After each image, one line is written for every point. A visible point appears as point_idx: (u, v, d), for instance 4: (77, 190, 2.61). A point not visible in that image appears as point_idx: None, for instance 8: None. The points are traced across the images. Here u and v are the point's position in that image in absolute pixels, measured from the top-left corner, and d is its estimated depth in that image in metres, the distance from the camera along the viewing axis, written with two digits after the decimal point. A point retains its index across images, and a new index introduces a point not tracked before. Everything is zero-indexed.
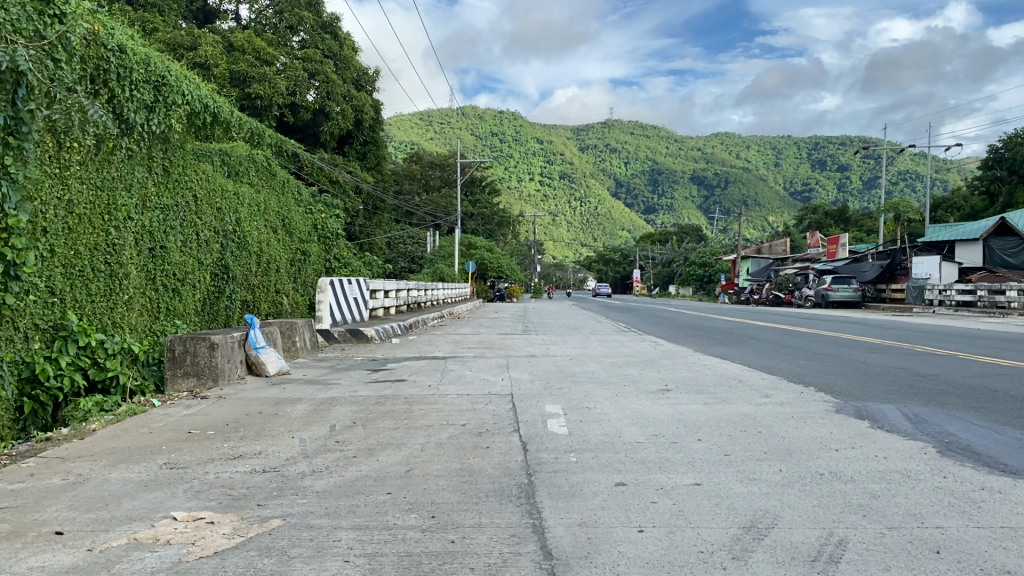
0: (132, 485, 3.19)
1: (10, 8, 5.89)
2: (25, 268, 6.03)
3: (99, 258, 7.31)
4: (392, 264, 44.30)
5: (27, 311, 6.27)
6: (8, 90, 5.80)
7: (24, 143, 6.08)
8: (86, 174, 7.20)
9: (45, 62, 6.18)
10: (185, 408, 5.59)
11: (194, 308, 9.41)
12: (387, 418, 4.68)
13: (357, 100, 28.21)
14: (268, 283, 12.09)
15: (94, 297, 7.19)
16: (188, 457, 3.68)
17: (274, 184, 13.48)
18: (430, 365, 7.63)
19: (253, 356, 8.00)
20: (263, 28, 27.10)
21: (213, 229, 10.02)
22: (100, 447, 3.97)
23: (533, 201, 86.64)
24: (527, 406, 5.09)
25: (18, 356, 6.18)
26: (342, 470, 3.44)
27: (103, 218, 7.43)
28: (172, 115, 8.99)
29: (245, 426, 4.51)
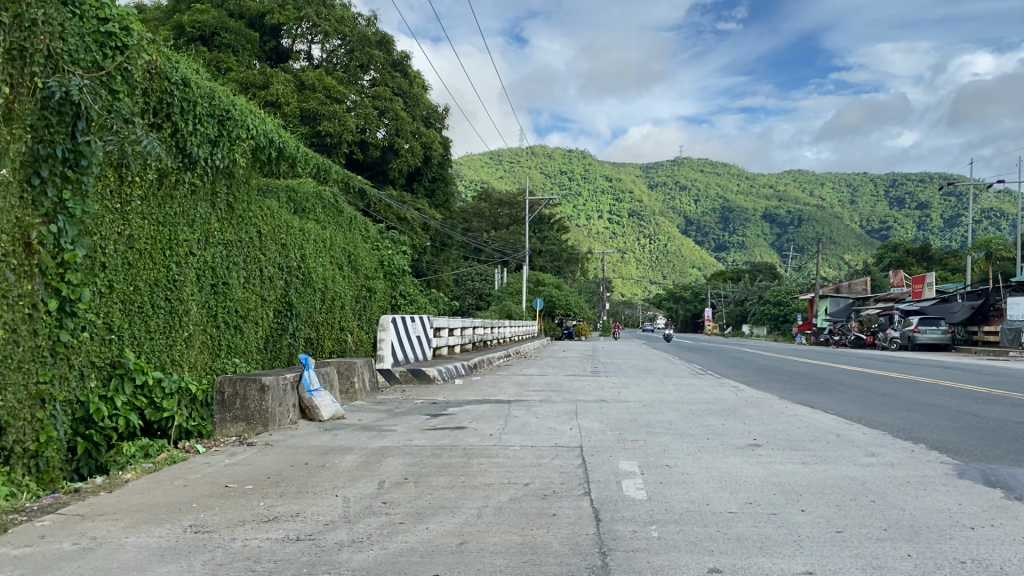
0: (146, 555, 2.81)
1: (68, 39, 5.76)
2: (78, 304, 5.90)
3: (159, 294, 7.13)
4: (459, 301, 44.24)
5: (84, 349, 6.08)
6: (68, 123, 5.76)
7: (84, 177, 5.92)
8: (148, 209, 7.02)
9: (101, 94, 6.02)
10: (230, 455, 5.27)
11: (256, 346, 9.21)
12: (441, 474, 4.25)
13: (426, 137, 28.35)
14: (332, 320, 11.88)
15: (152, 334, 6.99)
16: (218, 518, 3.30)
17: (339, 221, 13.32)
18: (495, 410, 7.18)
19: (307, 399, 7.66)
20: (334, 67, 27.40)
21: (277, 265, 9.86)
22: (127, 503, 3.64)
23: (602, 239, 86.04)
24: (598, 462, 4.59)
25: (73, 395, 5.99)
26: (386, 541, 3.00)
27: (164, 254, 7.26)
28: (239, 147, 8.86)
29: (288, 480, 4.14)
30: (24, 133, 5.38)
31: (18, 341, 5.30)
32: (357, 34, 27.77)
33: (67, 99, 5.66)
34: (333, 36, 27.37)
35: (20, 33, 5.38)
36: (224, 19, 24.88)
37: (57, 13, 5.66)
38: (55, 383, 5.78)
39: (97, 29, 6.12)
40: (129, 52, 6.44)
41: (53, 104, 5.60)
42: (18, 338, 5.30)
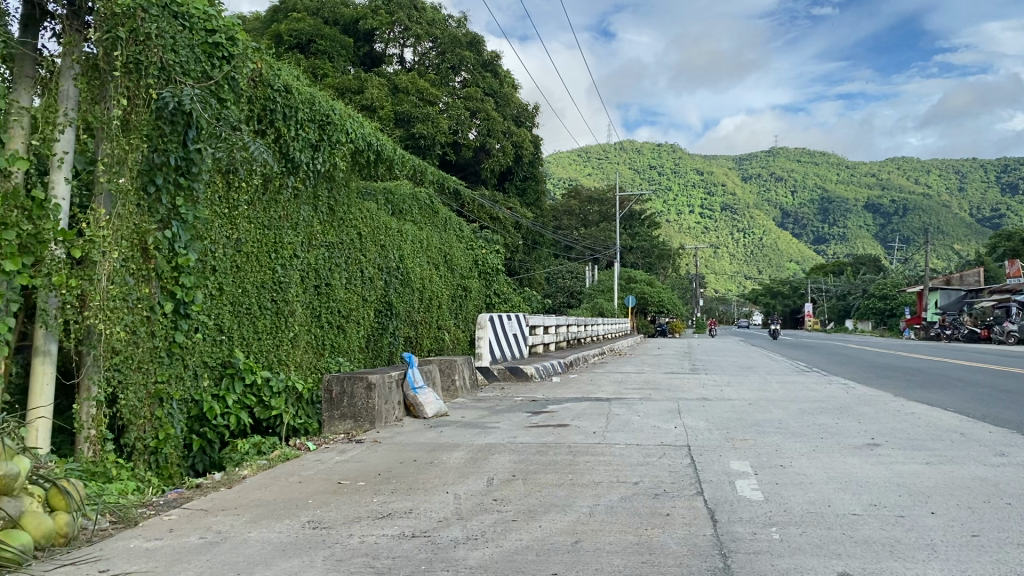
0: (270, 549, 2.88)
1: (179, 50, 5.95)
2: (192, 305, 6.16)
3: (266, 295, 7.35)
4: (552, 299, 44.24)
5: (197, 349, 6.32)
6: (179, 132, 5.97)
7: (194, 184, 6.17)
8: (254, 214, 7.23)
9: (210, 103, 6.20)
10: (340, 452, 5.38)
11: (358, 344, 9.42)
12: (549, 471, 4.22)
13: (517, 136, 28.46)
14: (429, 319, 12.04)
15: (260, 335, 7.23)
16: (334, 514, 3.36)
17: (435, 221, 13.46)
18: (596, 408, 7.13)
19: (411, 397, 7.76)
20: (426, 70, 27.78)
21: (376, 265, 10.04)
22: (246, 499, 3.75)
23: (695, 234, 84.65)
24: (708, 461, 4.48)
25: (188, 394, 6.26)
26: (500, 539, 2.99)
27: (270, 256, 7.47)
28: (341, 151, 8.97)
29: (398, 477, 4.19)
30: (142, 143, 5.68)
31: (137, 342, 5.65)
32: (448, 36, 28.08)
33: (180, 108, 5.87)
34: (425, 38, 27.80)
35: (134, 47, 5.60)
36: (320, 27, 25.52)
37: (169, 25, 5.85)
38: (172, 382, 6.05)
39: (205, 40, 6.27)
40: (235, 60, 6.55)
41: (167, 115, 5.83)
42: (137, 339, 5.66)
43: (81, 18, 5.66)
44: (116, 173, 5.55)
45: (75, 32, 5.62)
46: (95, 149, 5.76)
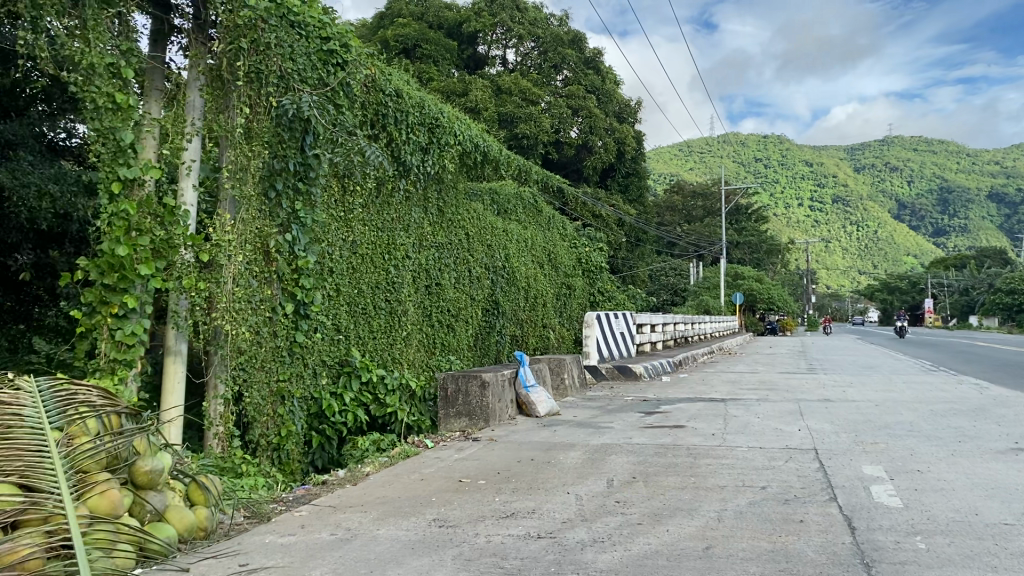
0: (400, 547, 2.92)
1: (297, 59, 6.11)
2: (311, 306, 6.35)
3: (380, 296, 7.50)
4: (655, 297, 43.67)
5: (316, 349, 6.51)
6: (298, 137, 6.26)
7: (312, 188, 6.37)
8: (369, 216, 7.37)
9: (327, 109, 6.38)
10: (457, 451, 5.43)
11: (467, 343, 9.51)
12: (671, 473, 4.14)
13: (620, 133, 28.22)
14: (535, 318, 12.06)
15: (375, 334, 7.39)
16: (459, 513, 3.39)
17: (540, 220, 13.45)
18: (712, 408, 6.97)
19: (523, 395, 7.78)
20: (528, 69, 27.84)
21: (484, 265, 10.12)
22: (372, 496, 3.82)
23: (804, 228, 82.05)
24: (838, 465, 4.31)
25: (308, 392, 6.47)
26: (629, 543, 2.94)
27: (383, 257, 7.62)
28: (453, 151, 9.01)
29: (517, 476, 4.19)
30: (263, 149, 5.88)
31: (260, 342, 5.88)
32: (550, 35, 28.08)
33: (298, 114, 6.14)
34: (527, 38, 27.91)
35: (254, 57, 5.79)
36: (424, 31, 25.90)
37: (286, 35, 6.01)
38: (292, 381, 6.25)
39: (320, 48, 6.44)
40: (349, 67, 6.68)
41: (285, 122, 6.09)
42: (260, 339, 5.89)
43: (205, 31, 5.92)
44: (240, 180, 5.73)
45: (200, 45, 5.87)
46: (219, 157, 6.06)
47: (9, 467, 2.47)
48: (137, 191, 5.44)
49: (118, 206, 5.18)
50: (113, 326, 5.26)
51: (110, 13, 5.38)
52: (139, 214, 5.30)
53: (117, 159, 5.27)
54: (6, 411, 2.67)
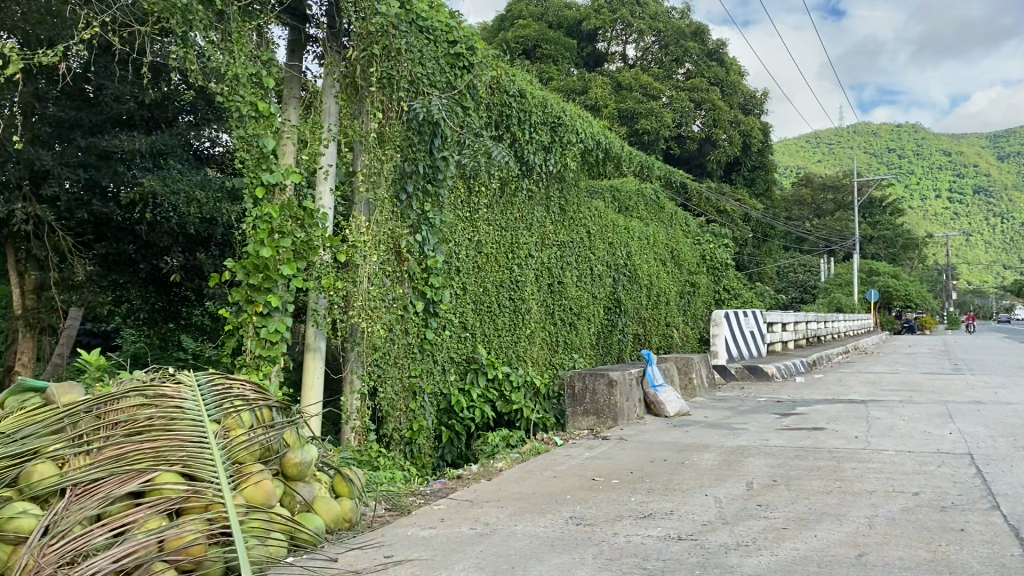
0: (539, 545, 2.92)
1: (427, 63, 6.22)
2: (439, 305, 6.51)
3: (504, 294, 7.56)
4: (782, 294, 42.31)
5: (444, 346, 6.65)
6: (426, 141, 6.38)
7: (440, 190, 6.51)
8: (492, 216, 7.42)
9: (456, 112, 6.49)
10: (587, 449, 5.41)
11: (590, 341, 9.48)
12: (813, 477, 3.99)
13: (745, 125, 27.47)
14: (659, 316, 11.91)
15: (500, 332, 7.46)
16: (595, 512, 3.37)
17: (664, 216, 13.24)
18: (851, 410, 6.68)
19: (652, 395, 7.68)
20: (649, 64, 27.37)
21: (606, 263, 10.05)
22: (507, 492, 3.85)
23: (942, 221, 77.67)
24: (998, 472, 4.04)
25: (438, 388, 6.64)
26: (775, 548, 2.85)
27: (507, 257, 7.66)
28: (574, 149, 8.91)
29: (652, 476, 4.13)
30: (395, 153, 6.06)
31: (393, 339, 6.09)
32: (672, 28, 27.62)
33: (428, 118, 6.24)
34: (647, 33, 27.55)
35: (386, 63, 5.94)
36: (544, 31, 25.96)
37: (416, 40, 6.12)
38: (423, 377, 6.42)
39: (448, 52, 6.51)
40: (476, 69, 6.72)
41: (415, 126, 6.23)
42: (394, 336, 6.10)
43: (339, 40, 6.13)
44: (375, 184, 5.90)
45: (335, 53, 6.09)
46: (354, 162, 6.28)
47: (174, 456, 2.61)
48: (278, 196, 5.70)
49: (262, 210, 5.49)
50: (258, 323, 5.57)
51: (252, 25, 5.66)
52: (281, 217, 5.58)
53: (261, 164, 5.55)
54: (170, 403, 2.81)
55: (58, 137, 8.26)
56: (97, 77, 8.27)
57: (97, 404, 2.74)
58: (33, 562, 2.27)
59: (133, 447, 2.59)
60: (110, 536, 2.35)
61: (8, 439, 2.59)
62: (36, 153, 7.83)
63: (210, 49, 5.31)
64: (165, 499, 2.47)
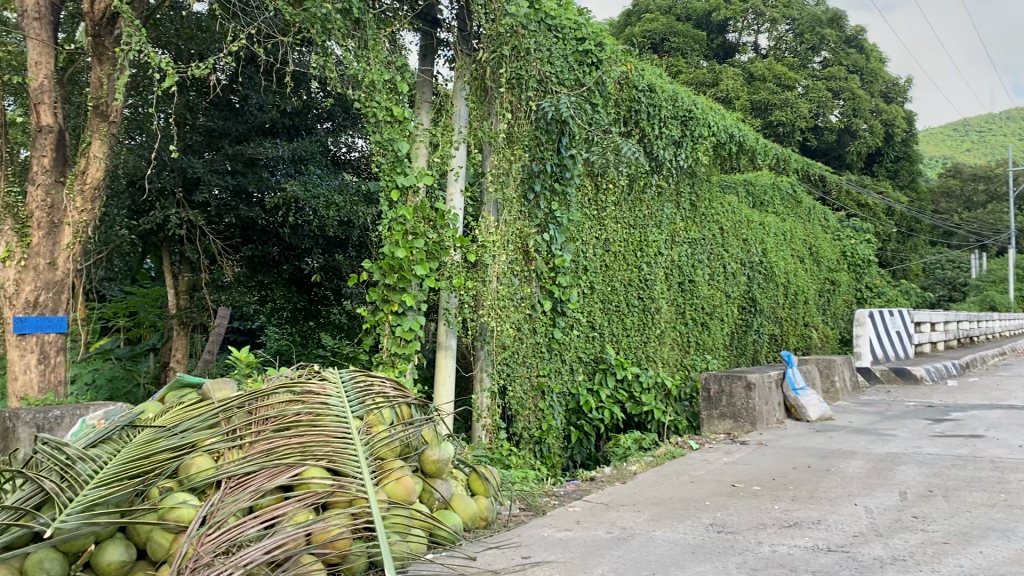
0: (679, 551, 2.86)
1: (555, 61, 6.20)
2: (568, 304, 6.54)
3: (633, 293, 7.44)
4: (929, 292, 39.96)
5: (572, 345, 6.66)
6: (554, 139, 6.40)
7: (568, 188, 6.49)
8: (621, 213, 7.28)
9: (585, 109, 6.40)
10: (724, 454, 5.26)
11: (723, 342, 9.24)
12: (973, 489, 3.73)
13: (888, 114, 26.08)
14: (796, 315, 11.47)
15: (629, 331, 7.36)
16: (736, 520, 3.27)
17: (801, 211, 12.74)
18: (1013, 417, 6.21)
19: (792, 398, 7.39)
20: (782, 54, 26.28)
21: (739, 261, 9.74)
22: (643, 496, 3.79)
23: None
24: None
25: (566, 387, 6.68)
26: (935, 564, 2.68)
27: (636, 255, 7.52)
28: (708, 141, 8.46)
29: (795, 483, 3.97)
30: (524, 153, 6.12)
31: (522, 338, 6.21)
32: (807, 15, 26.50)
33: (555, 116, 6.25)
34: (781, 22, 26.55)
35: (516, 63, 5.98)
36: (673, 24, 25.50)
37: (545, 39, 6.11)
38: (552, 376, 6.49)
39: (576, 49, 6.44)
40: (604, 65, 6.54)
41: (543, 124, 6.27)
42: (522, 335, 6.22)
43: (470, 43, 6.20)
44: (503, 184, 6.03)
45: (465, 56, 6.17)
46: (483, 163, 6.35)
47: (320, 452, 2.69)
48: (412, 199, 5.90)
49: (396, 212, 5.73)
50: (394, 322, 5.77)
51: (386, 32, 5.83)
52: (415, 219, 5.78)
53: (396, 168, 5.78)
54: (316, 400, 2.93)
55: (209, 146, 8.78)
56: (242, 88, 8.68)
57: (250, 400, 2.88)
58: (192, 550, 2.36)
59: (282, 441, 2.70)
60: (263, 527, 2.42)
61: (170, 432, 2.74)
62: (189, 162, 8.38)
63: (349, 59, 5.57)
64: (312, 493, 2.54)
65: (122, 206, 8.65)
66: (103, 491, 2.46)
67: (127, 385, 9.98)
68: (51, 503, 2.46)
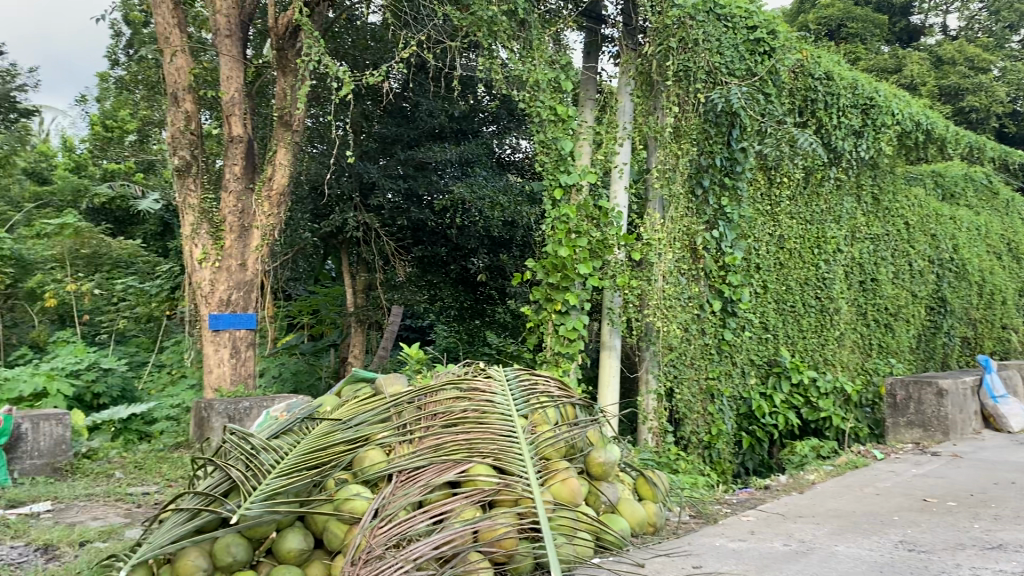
0: (865, 570, 2.65)
1: (725, 52, 5.96)
2: (739, 304, 6.26)
3: (810, 293, 7.06)
4: None
5: (744, 347, 6.39)
6: (724, 132, 6.14)
7: (738, 183, 6.23)
8: (796, 209, 6.91)
9: (758, 99, 6.12)
10: (914, 465, 4.88)
11: (909, 345, 8.63)
12: None
13: None
14: (992, 317, 10.54)
15: (805, 334, 7.01)
16: (930, 539, 3.00)
17: (999, 204, 11.66)
18: None
19: (990, 407, 6.79)
20: (974, 35, 20.81)
21: (927, 257, 9.04)
22: (823, 507, 3.56)
23: None
24: None
25: (738, 392, 6.44)
26: None
27: (813, 252, 7.11)
28: (893, 129, 7.78)
29: (997, 501, 3.62)
30: (691, 147, 5.96)
31: (689, 340, 6.08)
32: None
33: (726, 108, 6.00)
34: None
35: (683, 55, 5.81)
36: (850, 7, 19.92)
37: (714, 29, 5.89)
38: (722, 379, 6.26)
39: (747, 38, 6.15)
40: (778, 53, 6.14)
41: (711, 117, 6.04)
42: (689, 336, 6.08)
43: (634, 37, 6.10)
44: (669, 180, 5.92)
45: (629, 50, 6.08)
46: (648, 159, 6.23)
47: (487, 448, 2.69)
48: (576, 197, 5.88)
49: (559, 210, 5.74)
50: (557, 321, 5.78)
51: (551, 31, 5.87)
52: (578, 217, 5.77)
53: (559, 166, 5.79)
54: (482, 397, 2.94)
55: (382, 152, 9.12)
56: (413, 95, 8.95)
57: (419, 395, 2.93)
58: (365, 542, 2.42)
59: (450, 437, 2.73)
60: (431, 523, 2.45)
61: (345, 426, 2.83)
62: (364, 167, 8.76)
63: (514, 59, 5.68)
64: (479, 491, 2.55)
65: (304, 211, 9.16)
66: (284, 480, 2.56)
67: (309, 378, 10.55)
68: (237, 490, 2.60)
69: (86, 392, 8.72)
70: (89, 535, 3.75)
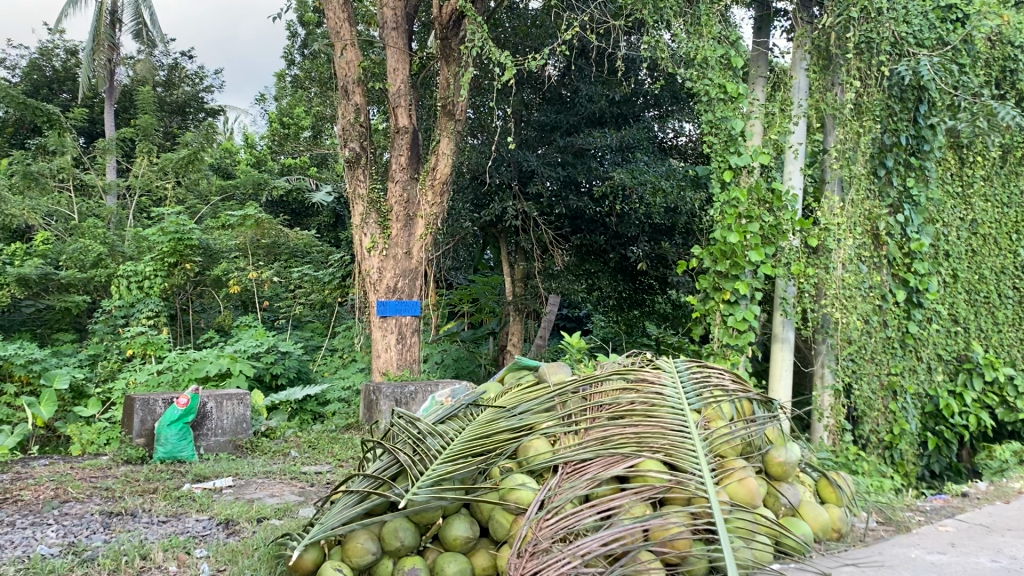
0: None
1: (913, 20, 5.49)
2: (926, 294, 5.82)
3: (1006, 283, 6.44)
4: None
5: (930, 340, 5.93)
6: (911, 108, 5.69)
7: (926, 163, 5.79)
8: (992, 190, 6.30)
9: (951, 70, 5.57)
10: None
11: None
12: None
13: None
14: None
15: (1001, 328, 6.40)
16: None
17: None
18: None
19: None
20: None
21: None
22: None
23: None
24: None
25: (923, 389, 5.96)
26: None
27: (1011, 238, 6.49)
28: None
29: None
30: (875, 124, 5.53)
31: (870, 332, 5.63)
32: None
33: (914, 80, 5.55)
34: None
35: (866, 25, 5.37)
36: None
37: None
38: (906, 375, 5.82)
39: (937, 5, 5.70)
40: (974, 19, 5.49)
41: (897, 91, 5.62)
42: (871, 328, 5.64)
43: (809, 10, 5.76)
44: (850, 161, 5.52)
45: (805, 23, 5.73)
46: (825, 139, 5.85)
47: (657, 444, 2.56)
48: (747, 179, 5.61)
49: (729, 194, 5.51)
50: (726, 312, 5.57)
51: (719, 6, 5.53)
52: (749, 201, 5.51)
53: (729, 148, 5.55)
54: (650, 389, 2.80)
55: (541, 140, 9.11)
56: (574, 81, 8.87)
57: (584, 385, 2.84)
58: (531, 534, 2.35)
59: (617, 430, 2.61)
60: (599, 518, 2.35)
61: (509, 414, 2.77)
62: (523, 156, 8.78)
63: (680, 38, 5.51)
64: (649, 487, 2.42)
65: (465, 201, 9.30)
66: (449, 467, 2.53)
67: (470, 365, 10.74)
68: (405, 475, 2.60)
69: (265, 373, 9.26)
70: (267, 512, 3.92)
